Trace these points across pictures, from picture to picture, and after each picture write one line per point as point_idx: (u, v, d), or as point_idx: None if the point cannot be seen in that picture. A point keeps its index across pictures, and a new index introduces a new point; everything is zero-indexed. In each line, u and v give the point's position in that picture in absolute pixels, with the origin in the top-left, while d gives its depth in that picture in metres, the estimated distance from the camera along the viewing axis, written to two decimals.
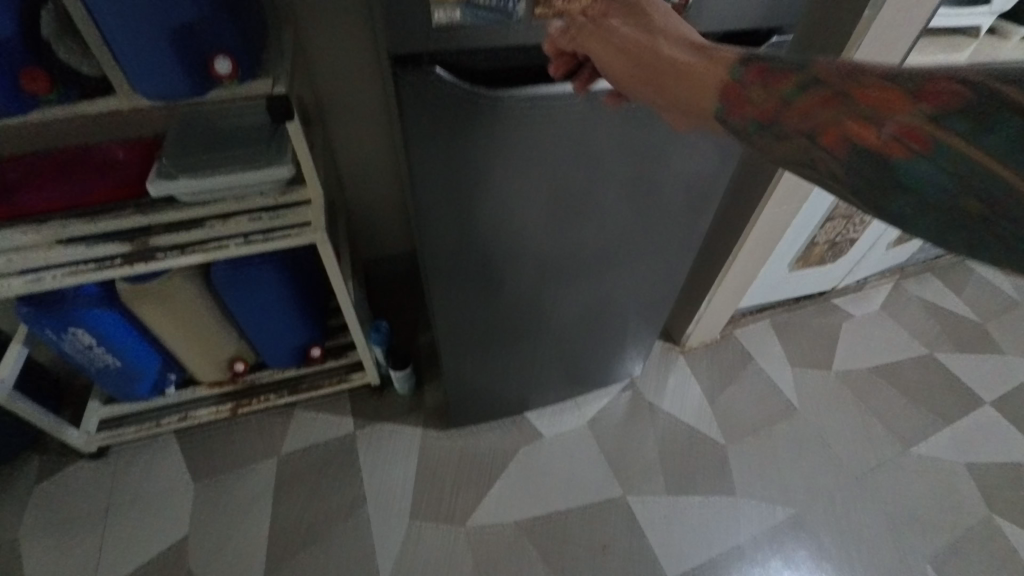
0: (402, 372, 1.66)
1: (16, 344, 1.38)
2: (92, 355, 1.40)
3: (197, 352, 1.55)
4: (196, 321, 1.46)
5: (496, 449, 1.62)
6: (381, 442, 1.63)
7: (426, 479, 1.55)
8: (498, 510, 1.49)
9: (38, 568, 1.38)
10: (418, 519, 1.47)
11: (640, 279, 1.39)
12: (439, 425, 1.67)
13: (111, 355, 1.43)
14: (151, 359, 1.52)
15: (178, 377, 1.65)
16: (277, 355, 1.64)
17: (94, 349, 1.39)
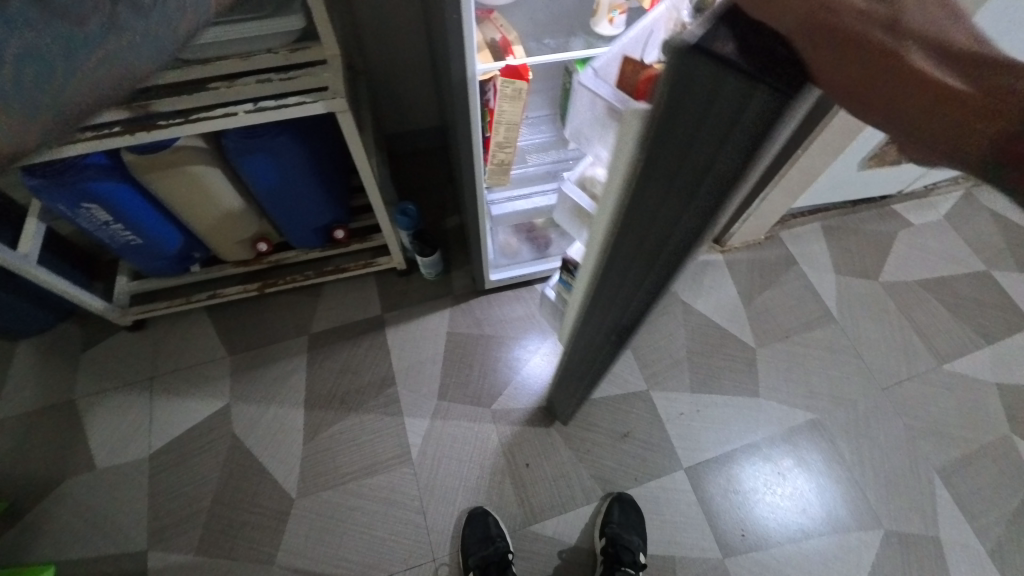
0: (430, 258, 1.60)
1: (32, 218, 1.32)
2: (112, 230, 1.35)
3: (218, 231, 1.48)
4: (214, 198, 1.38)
5: (523, 338, 1.62)
6: (409, 326, 1.63)
7: (454, 365, 1.57)
8: (523, 397, 1.53)
9: (97, 424, 1.49)
10: (446, 401, 1.52)
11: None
12: (467, 311, 1.66)
13: (131, 231, 1.38)
14: (173, 238, 1.47)
15: (202, 255, 1.62)
16: (300, 235, 1.58)
17: (112, 224, 1.33)
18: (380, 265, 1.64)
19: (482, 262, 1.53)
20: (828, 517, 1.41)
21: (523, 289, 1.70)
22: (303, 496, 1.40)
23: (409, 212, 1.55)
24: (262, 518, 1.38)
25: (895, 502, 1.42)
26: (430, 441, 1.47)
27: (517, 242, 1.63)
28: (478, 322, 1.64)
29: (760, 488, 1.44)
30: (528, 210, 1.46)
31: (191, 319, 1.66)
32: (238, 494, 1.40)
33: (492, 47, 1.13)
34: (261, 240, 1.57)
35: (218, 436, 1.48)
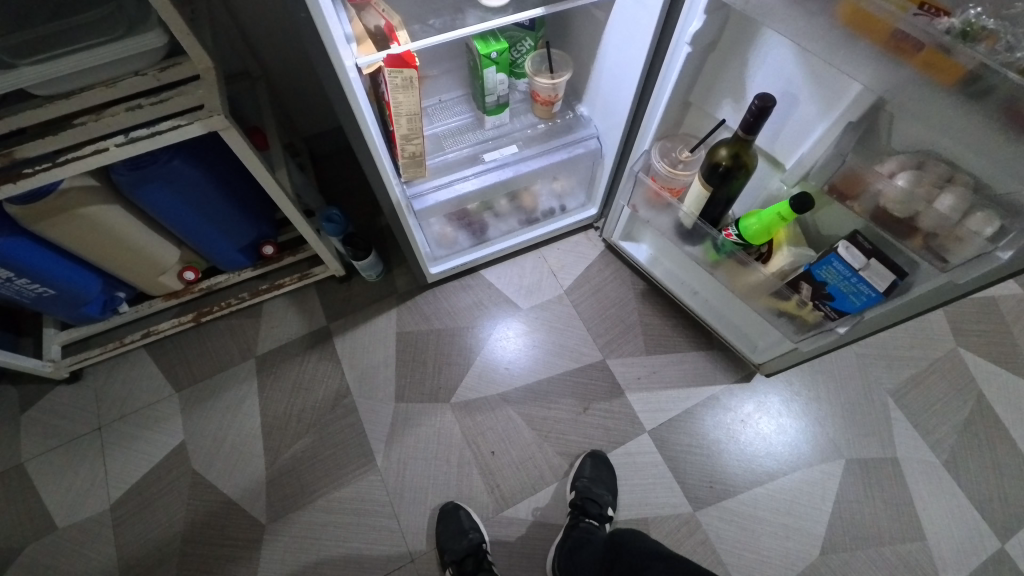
0: (367, 261, 1.55)
1: None
2: (18, 286, 1.28)
3: (136, 268, 1.42)
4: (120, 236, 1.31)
5: (473, 327, 1.59)
6: (357, 331, 1.60)
7: (407, 364, 1.55)
8: (481, 386, 1.52)
9: (50, 484, 1.45)
10: (404, 402, 1.50)
11: (824, 187, 0.99)
12: (414, 308, 1.63)
13: (40, 284, 1.30)
14: (89, 281, 1.40)
15: (129, 293, 1.55)
16: (227, 257, 1.52)
17: (18, 280, 1.26)
18: (316, 275, 1.60)
19: (418, 258, 1.51)
20: (792, 455, 1.44)
21: (468, 278, 1.66)
22: (273, 521, 1.39)
23: (335, 218, 1.49)
24: (235, 549, 1.36)
25: (853, 430, 1.46)
26: (393, 444, 1.45)
27: (452, 231, 1.60)
28: (426, 318, 1.61)
29: (724, 439, 1.46)
30: (454, 202, 1.42)
31: (132, 359, 1.60)
32: (207, 530, 1.39)
33: (378, 35, 1.06)
34: (187, 269, 1.50)
35: (178, 475, 1.45)
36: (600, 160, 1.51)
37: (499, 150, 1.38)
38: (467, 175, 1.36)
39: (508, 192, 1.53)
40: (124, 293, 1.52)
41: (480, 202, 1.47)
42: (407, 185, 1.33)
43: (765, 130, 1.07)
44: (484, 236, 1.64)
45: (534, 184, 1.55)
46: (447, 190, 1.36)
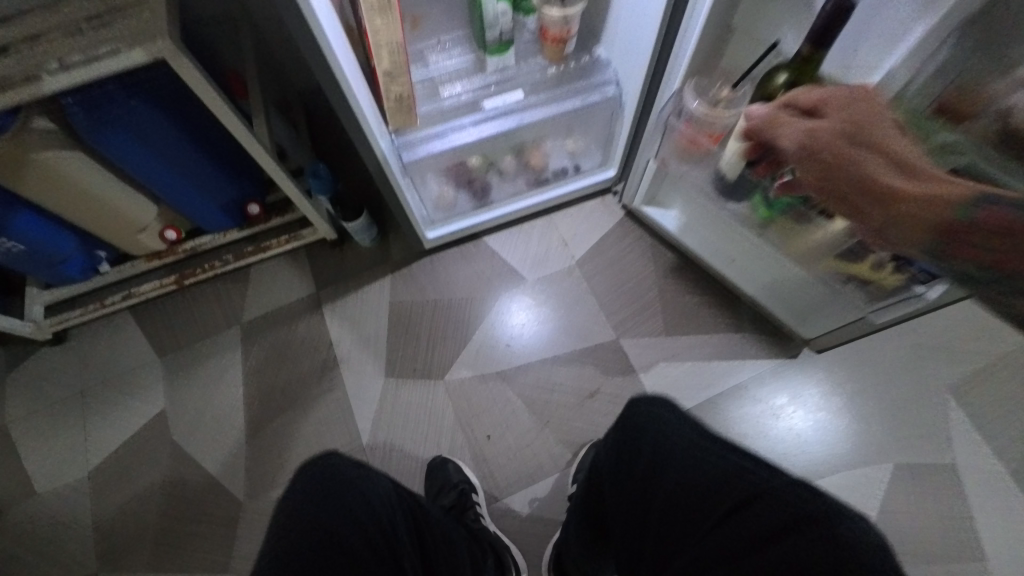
0: (358, 223, 1.41)
1: None
2: None
3: (111, 225, 1.31)
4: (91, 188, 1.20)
5: (472, 300, 1.45)
6: (347, 301, 1.47)
7: (399, 338, 1.42)
8: (480, 364, 1.38)
9: (31, 449, 1.40)
10: (394, 377, 1.38)
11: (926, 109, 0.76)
12: (410, 277, 1.48)
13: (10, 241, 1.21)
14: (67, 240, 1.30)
15: (111, 254, 1.46)
16: (208, 217, 1.40)
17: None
18: (305, 237, 1.48)
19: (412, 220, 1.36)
20: (829, 457, 1.25)
21: (469, 245, 1.51)
22: (252, 498, 1.30)
23: (321, 172, 1.36)
24: (213, 526, 1.29)
25: (904, 431, 1.26)
26: (381, 423, 1.34)
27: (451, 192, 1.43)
28: (422, 287, 1.47)
29: (750, 435, 1.28)
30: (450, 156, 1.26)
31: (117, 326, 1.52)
32: (185, 504, 1.31)
33: None
34: (167, 229, 1.39)
35: (159, 445, 1.38)
36: (620, 112, 1.31)
37: (500, 96, 1.20)
38: (464, 123, 1.19)
39: (513, 145, 1.36)
40: (106, 255, 1.43)
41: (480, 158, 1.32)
42: (396, 134, 1.18)
43: (833, 51, 0.87)
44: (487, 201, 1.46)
45: (541, 137, 1.37)
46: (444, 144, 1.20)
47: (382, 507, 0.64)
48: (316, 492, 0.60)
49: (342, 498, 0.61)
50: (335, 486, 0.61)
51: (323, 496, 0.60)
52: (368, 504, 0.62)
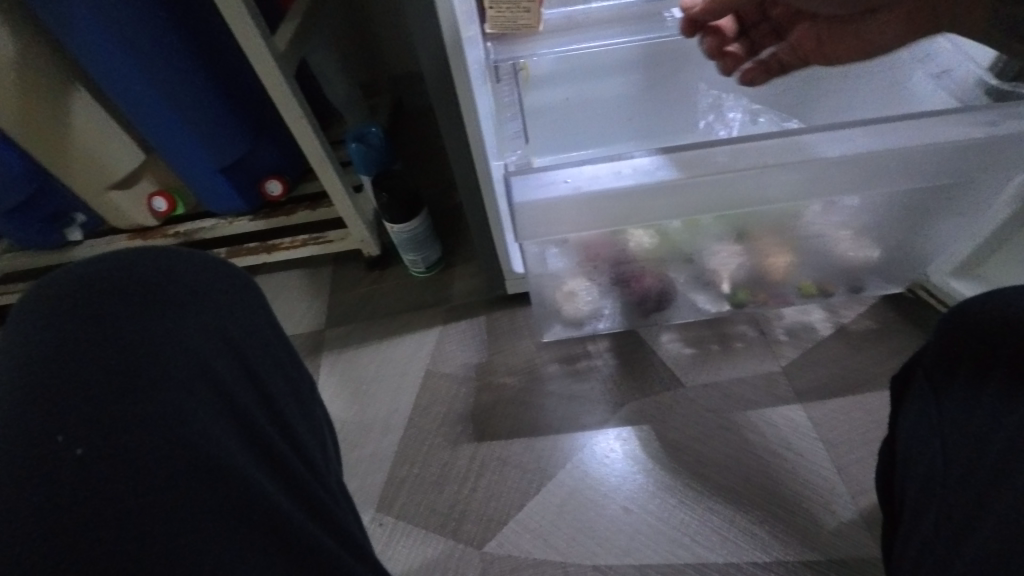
0: (405, 229, 0.84)
1: None
2: None
3: (72, 172, 0.79)
4: (41, 87, 0.69)
5: (570, 398, 0.76)
6: (361, 353, 0.84)
7: (422, 439, 0.74)
8: (563, 543, 0.64)
9: None
10: (391, 514, 0.68)
11: None
12: (474, 334, 0.84)
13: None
14: (16, 183, 0.79)
15: (90, 225, 0.92)
16: (208, 194, 0.86)
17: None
18: (331, 243, 0.92)
19: (493, 230, 0.75)
20: None
21: None
22: None
23: (370, 139, 0.84)
24: None
25: None
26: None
27: (590, 287, 0.66)
28: (486, 360, 0.81)
29: None
30: (576, 117, 0.69)
31: None
32: None
33: None
34: (157, 196, 0.87)
35: None
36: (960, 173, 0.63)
37: None
38: (640, 167, 0.49)
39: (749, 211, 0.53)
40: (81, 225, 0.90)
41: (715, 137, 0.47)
42: (496, 43, 0.54)
43: None
44: (656, 314, 0.71)
45: (814, 222, 0.58)
46: (572, 203, 0.49)
47: (267, 336, 0.35)
48: (92, 268, 0.32)
49: (180, 286, 0.33)
50: (151, 265, 0.33)
51: (128, 267, 0.32)
52: (237, 313, 0.34)
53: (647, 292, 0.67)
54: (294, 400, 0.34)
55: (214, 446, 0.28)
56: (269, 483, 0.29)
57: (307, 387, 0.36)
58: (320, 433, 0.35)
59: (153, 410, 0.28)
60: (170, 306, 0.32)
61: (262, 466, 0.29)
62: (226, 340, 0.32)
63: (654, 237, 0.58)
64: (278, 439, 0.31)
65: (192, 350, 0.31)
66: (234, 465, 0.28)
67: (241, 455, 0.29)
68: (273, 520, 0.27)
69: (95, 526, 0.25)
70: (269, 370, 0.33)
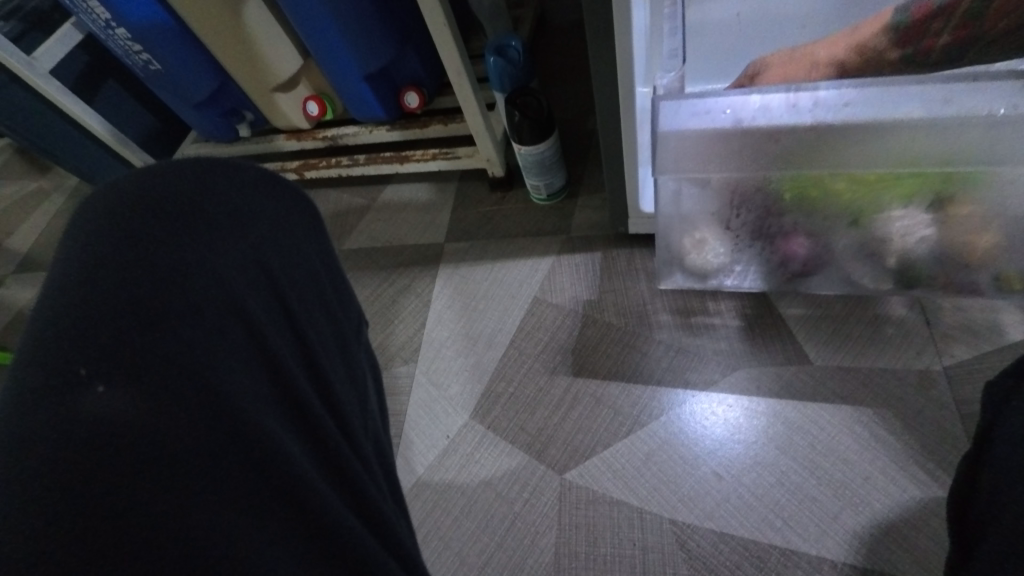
0: (532, 152, 0.82)
1: (55, 15, 0.93)
2: (115, 39, 0.81)
3: (245, 72, 0.87)
4: None
5: (678, 350, 0.72)
6: (475, 271, 0.87)
7: (521, 362, 0.76)
8: (644, 490, 0.64)
9: None
10: (482, 424, 0.73)
11: None
12: (587, 268, 0.82)
13: (144, 51, 0.83)
14: (202, 78, 0.89)
15: (258, 122, 1.03)
16: (354, 101, 0.91)
17: (116, 31, 0.80)
18: (459, 159, 0.92)
19: (626, 163, 0.69)
20: None
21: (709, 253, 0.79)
22: None
23: (510, 53, 0.81)
24: None
25: None
26: (421, 496, 0.69)
27: (724, 239, 0.60)
28: (596, 298, 0.79)
29: None
30: (748, 39, 0.59)
31: None
32: None
33: None
34: (311, 99, 0.94)
35: None
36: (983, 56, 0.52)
37: None
38: (823, 100, 0.40)
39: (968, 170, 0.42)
40: (249, 123, 1.02)
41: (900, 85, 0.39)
42: None
43: None
44: (799, 280, 0.62)
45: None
46: (724, 141, 0.43)
47: (304, 261, 0.32)
48: (142, 186, 0.32)
49: (217, 209, 0.31)
50: (195, 185, 0.32)
51: (172, 189, 0.31)
52: (279, 241, 0.32)
53: (795, 254, 0.59)
54: (328, 342, 0.31)
55: (233, 393, 0.26)
56: (288, 438, 0.26)
57: (348, 329, 0.34)
58: (357, 378, 0.33)
59: (175, 344, 0.27)
60: (212, 232, 0.30)
61: (282, 418, 0.27)
62: (263, 275, 0.30)
63: (822, 188, 0.49)
64: (303, 386, 0.28)
65: (226, 281, 0.29)
66: (252, 417, 0.26)
67: (260, 405, 0.26)
68: (287, 482, 0.25)
69: (103, 466, 0.24)
70: (304, 306, 0.31)
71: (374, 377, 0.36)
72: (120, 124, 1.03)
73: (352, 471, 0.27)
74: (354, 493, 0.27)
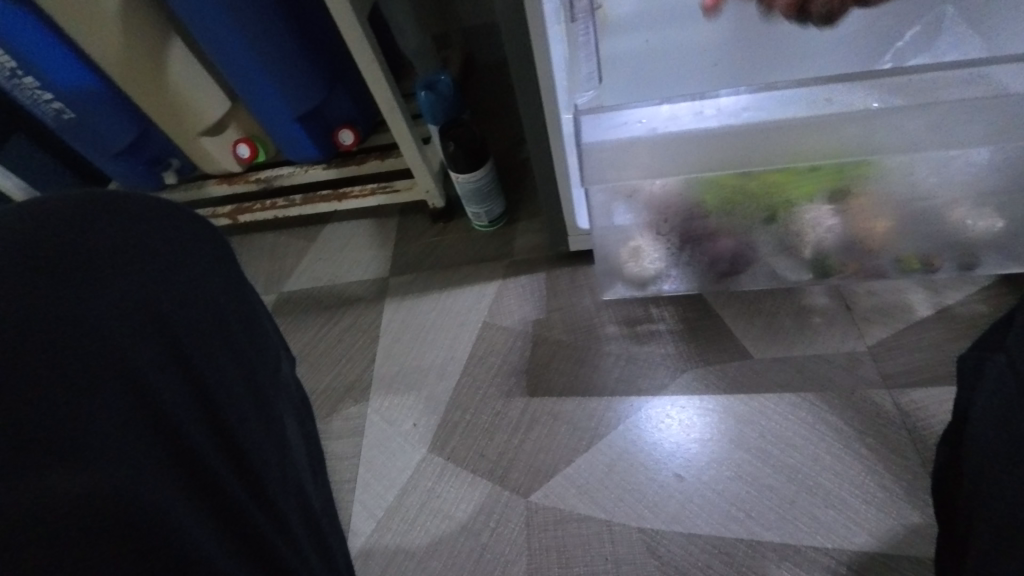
0: (470, 180, 0.83)
1: None
2: (25, 90, 0.77)
3: (167, 119, 0.84)
4: (142, 37, 0.74)
5: (628, 360, 0.73)
6: (422, 302, 0.86)
7: (477, 388, 0.75)
8: (610, 502, 0.64)
9: None
10: (441, 456, 0.70)
11: None
12: (534, 287, 0.83)
13: (56, 100, 0.79)
14: (122, 125, 0.85)
15: (184, 168, 0.99)
16: (287, 142, 0.90)
17: (23, 81, 0.76)
18: (398, 193, 0.93)
19: (559, 185, 0.72)
20: None
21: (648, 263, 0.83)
22: None
23: (440, 88, 0.84)
24: None
25: None
26: (383, 542, 0.65)
27: (657, 245, 0.63)
28: (544, 316, 0.80)
29: None
30: (661, 61, 0.64)
31: None
32: None
33: None
34: (240, 143, 0.92)
35: None
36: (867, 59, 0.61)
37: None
38: (726, 107, 0.44)
39: (858, 161, 0.47)
40: (174, 170, 0.98)
41: (791, 89, 0.44)
42: None
43: None
44: (730, 279, 0.66)
45: (925, 177, 0.51)
46: (649, 148, 0.46)
47: (207, 311, 0.32)
48: (9, 219, 0.29)
49: (111, 250, 0.30)
50: (81, 222, 0.30)
51: (47, 227, 0.29)
52: (172, 287, 0.31)
53: (723, 254, 0.63)
54: (241, 395, 0.32)
55: (118, 456, 0.26)
56: (188, 505, 0.27)
57: (256, 373, 0.35)
58: (269, 427, 0.34)
59: (59, 406, 0.25)
60: (102, 278, 0.29)
61: (177, 476, 0.27)
62: (162, 329, 0.30)
63: (736, 188, 0.53)
64: (205, 446, 0.28)
65: (116, 335, 0.28)
66: (150, 484, 0.26)
67: (154, 461, 0.27)
68: (186, 547, 0.26)
69: None
70: (207, 360, 0.31)
71: (291, 421, 0.40)
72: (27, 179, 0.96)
73: (252, 532, 0.28)
74: (255, 546, 0.28)
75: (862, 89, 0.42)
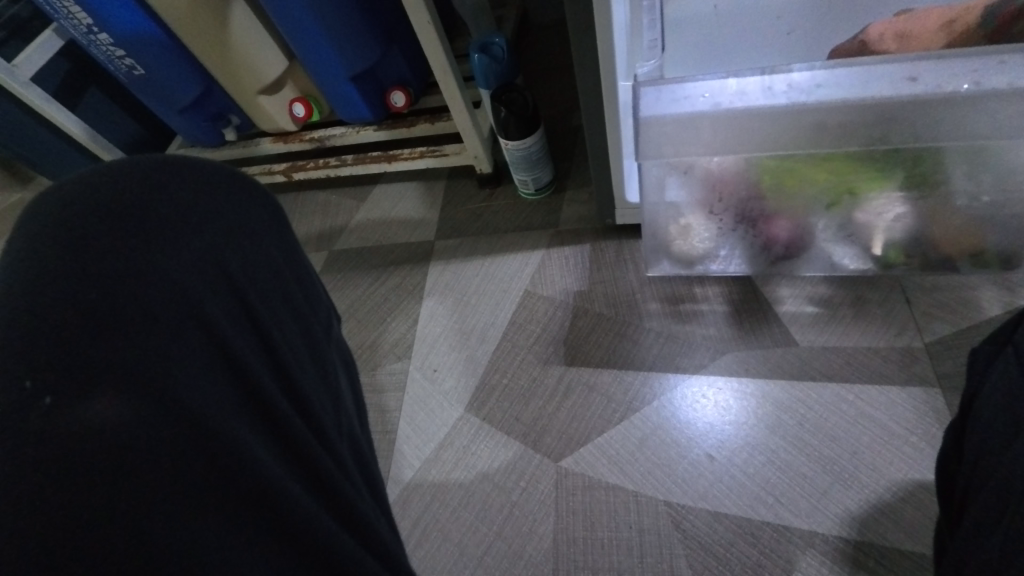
0: (519, 147, 0.82)
1: (36, 23, 0.93)
2: (100, 46, 0.81)
3: (229, 75, 0.87)
4: None
5: (668, 337, 0.73)
6: (466, 267, 0.88)
7: (515, 354, 0.77)
8: (639, 474, 0.65)
9: None
10: (478, 416, 0.73)
11: None
12: (577, 259, 0.83)
13: (128, 56, 0.83)
14: (188, 81, 0.89)
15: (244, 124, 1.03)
16: (341, 102, 0.91)
17: (99, 37, 0.80)
18: (447, 156, 0.93)
19: (610, 157, 0.70)
20: None
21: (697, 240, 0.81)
22: None
23: (494, 50, 0.83)
24: None
25: None
26: (420, 491, 0.70)
27: (709, 224, 0.61)
28: (586, 289, 0.80)
29: None
30: (729, 28, 0.60)
31: None
32: None
33: None
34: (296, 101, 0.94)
35: None
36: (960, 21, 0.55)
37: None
38: (797, 82, 0.42)
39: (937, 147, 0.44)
40: (235, 127, 1.02)
41: (870, 65, 0.41)
42: None
43: None
44: (783, 262, 0.64)
45: (1013, 167, 0.47)
46: (709, 124, 0.44)
47: (263, 260, 0.33)
48: (80, 196, 0.32)
49: (175, 209, 0.32)
50: (145, 187, 0.33)
51: (128, 191, 0.33)
52: (233, 242, 0.33)
53: (777, 237, 0.61)
54: (301, 346, 0.32)
55: (195, 402, 0.27)
56: (260, 446, 0.28)
57: (316, 327, 0.35)
58: (332, 382, 0.34)
59: (140, 357, 0.28)
60: (171, 236, 0.31)
61: (250, 416, 0.28)
62: (227, 281, 0.31)
63: (800, 169, 0.50)
64: (270, 385, 0.29)
65: (187, 287, 0.30)
66: (222, 428, 0.27)
67: (227, 408, 0.28)
68: (264, 484, 0.27)
69: (71, 471, 0.24)
70: (268, 308, 0.32)
71: (347, 378, 0.37)
72: (104, 131, 1.03)
73: (327, 473, 0.28)
74: (326, 492, 0.28)
75: (946, 67, 0.39)
